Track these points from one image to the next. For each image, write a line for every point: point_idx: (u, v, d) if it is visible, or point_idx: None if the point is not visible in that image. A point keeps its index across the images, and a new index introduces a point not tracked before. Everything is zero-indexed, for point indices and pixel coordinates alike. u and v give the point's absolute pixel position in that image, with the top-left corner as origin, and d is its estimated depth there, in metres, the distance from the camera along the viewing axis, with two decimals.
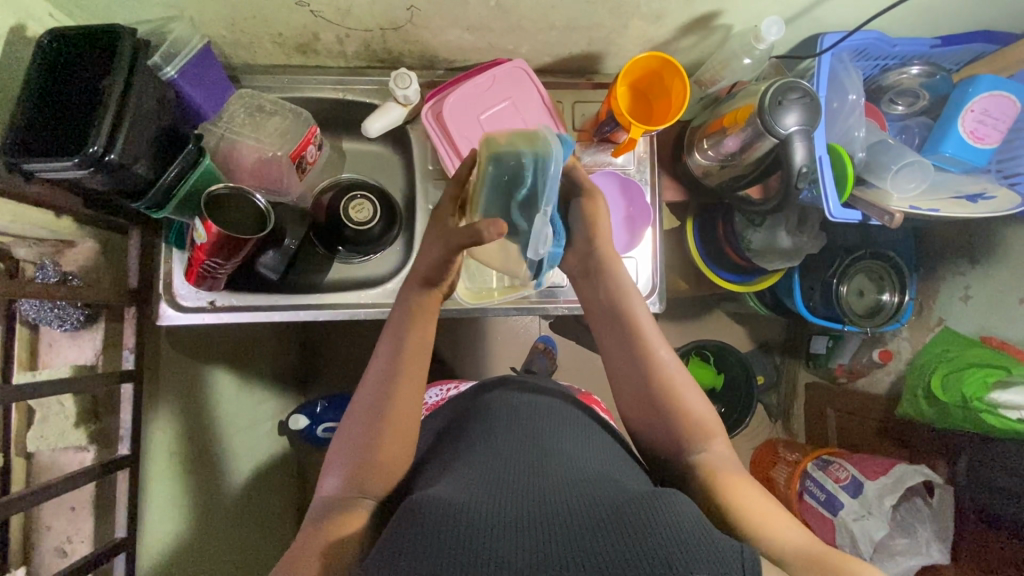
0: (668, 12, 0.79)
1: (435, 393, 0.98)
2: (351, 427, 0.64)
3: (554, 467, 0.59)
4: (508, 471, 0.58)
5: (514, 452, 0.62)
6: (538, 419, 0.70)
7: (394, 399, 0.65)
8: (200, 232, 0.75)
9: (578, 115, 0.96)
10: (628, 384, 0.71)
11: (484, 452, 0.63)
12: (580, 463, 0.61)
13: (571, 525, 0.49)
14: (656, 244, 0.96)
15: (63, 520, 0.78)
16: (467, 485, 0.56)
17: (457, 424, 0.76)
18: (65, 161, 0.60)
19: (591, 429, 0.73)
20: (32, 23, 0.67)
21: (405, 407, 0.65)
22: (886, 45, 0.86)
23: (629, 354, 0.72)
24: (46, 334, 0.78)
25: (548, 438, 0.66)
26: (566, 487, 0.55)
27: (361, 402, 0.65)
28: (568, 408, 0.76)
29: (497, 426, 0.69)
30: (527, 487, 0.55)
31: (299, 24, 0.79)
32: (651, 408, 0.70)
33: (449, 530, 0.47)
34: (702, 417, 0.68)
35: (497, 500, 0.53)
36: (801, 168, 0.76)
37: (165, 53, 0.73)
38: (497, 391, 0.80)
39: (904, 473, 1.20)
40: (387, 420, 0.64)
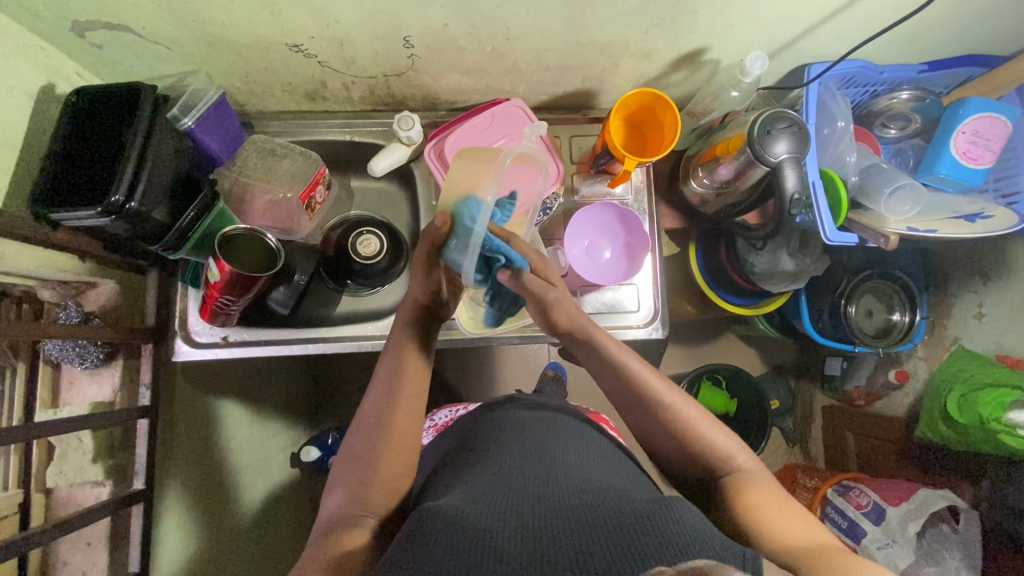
0: (656, 50, 0.82)
1: (445, 414, 0.98)
2: (353, 458, 0.65)
3: (559, 479, 0.60)
4: (512, 483, 0.59)
5: (519, 464, 0.63)
6: (543, 434, 0.71)
7: (395, 430, 0.67)
8: (213, 271, 0.78)
9: (574, 148, 0.99)
10: (634, 404, 0.72)
11: (489, 466, 0.64)
12: (586, 474, 0.62)
13: (574, 532, 0.50)
14: (657, 270, 0.97)
15: (79, 555, 0.80)
16: (475, 497, 0.57)
17: (464, 443, 0.77)
18: (88, 209, 0.64)
19: (602, 445, 0.74)
20: (61, 81, 0.72)
21: (406, 437, 0.67)
22: (872, 73, 0.88)
23: (621, 386, 0.73)
24: (68, 372, 0.82)
25: (555, 451, 0.67)
26: (570, 497, 0.56)
27: (363, 424, 0.68)
28: (578, 423, 0.77)
29: (505, 441, 0.70)
30: (531, 497, 0.56)
31: (308, 73, 0.84)
32: (659, 431, 0.71)
33: (457, 536, 0.49)
34: (707, 431, 0.69)
35: (503, 509, 0.54)
36: (793, 194, 0.77)
37: (183, 105, 0.78)
38: (505, 407, 0.81)
39: (927, 498, 1.17)
40: (385, 441, 0.66)
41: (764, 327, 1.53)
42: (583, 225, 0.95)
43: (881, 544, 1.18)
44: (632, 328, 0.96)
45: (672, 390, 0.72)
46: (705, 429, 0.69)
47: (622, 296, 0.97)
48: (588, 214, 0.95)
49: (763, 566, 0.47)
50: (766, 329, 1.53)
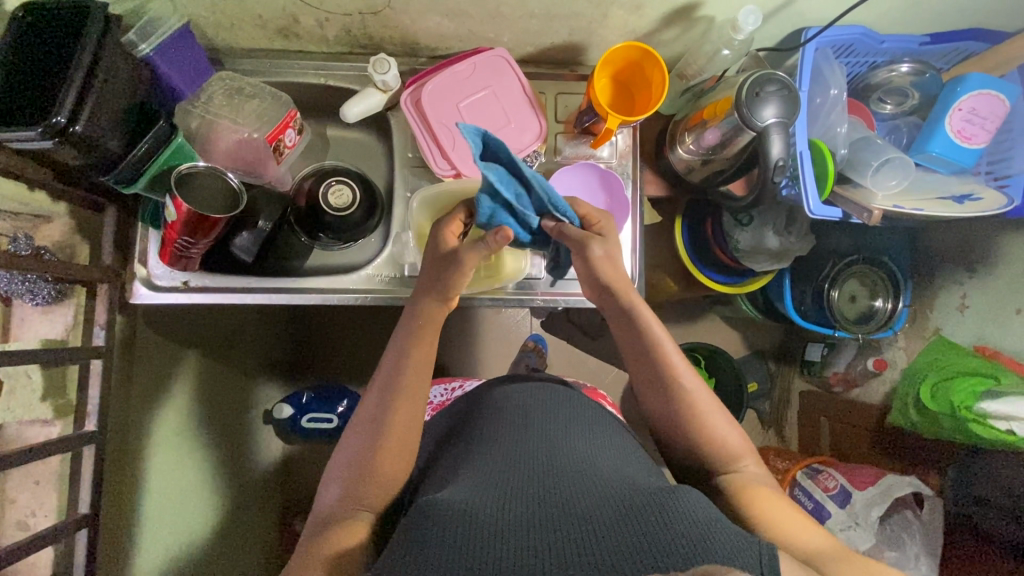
0: (648, 1, 0.78)
1: (441, 393, 0.98)
2: (354, 450, 0.66)
3: (565, 465, 0.59)
4: (519, 469, 0.59)
5: (521, 449, 0.62)
6: (545, 417, 0.69)
7: (397, 416, 0.66)
8: (170, 210, 0.75)
9: (560, 106, 0.95)
10: (649, 388, 0.74)
11: (496, 449, 0.64)
12: (593, 460, 0.61)
13: (585, 523, 0.49)
14: (637, 236, 0.94)
15: (27, 493, 0.78)
16: (477, 486, 0.56)
17: (463, 424, 0.76)
18: (27, 129, 0.60)
19: (607, 424, 0.74)
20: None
21: (414, 418, 0.68)
22: (872, 42, 0.85)
23: (647, 369, 0.74)
24: (18, 310, 0.78)
25: (557, 435, 0.66)
26: (578, 484, 0.55)
27: (363, 418, 0.68)
28: (584, 405, 0.76)
29: (509, 421, 0.69)
30: (538, 484, 0.56)
31: (278, 6, 0.79)
32: (672, 417, 0.73)
33: (462, 532, 0.48)
34: (719, 427, 0.71)
35: (509, 500, 0.53)
36: (777, 162, 0.74)
37: (141, 31, 0.73)
38: (500, 387, 0.80)
39: (893, 483, 1.20)
40: (392, 420, 0.66)
41: (748, 309, 1.52)
42: (563, 187, 0.92)
43: (844, 526, 1.20)
44: None
45: (694, 376, 0.74)
46: (716, 424, 0.72)
47: None
48: (567, 176, 0.92)
49: (779, 561, 0.48)
50: (750, 311, 1.52)
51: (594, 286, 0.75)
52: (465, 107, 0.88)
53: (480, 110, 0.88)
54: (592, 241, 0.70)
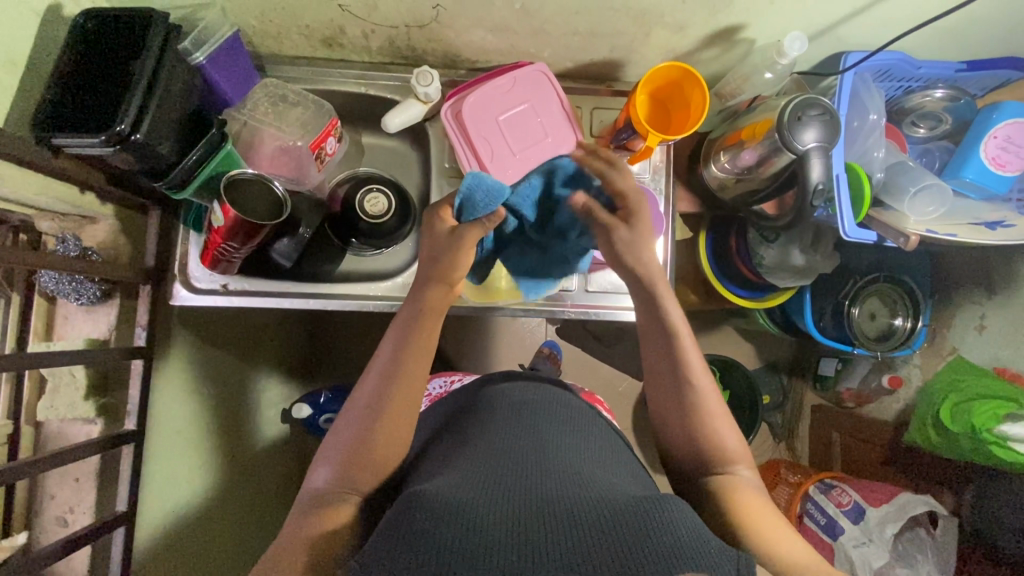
0: (691, 23, 0.79)
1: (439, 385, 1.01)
2: (348, 434, 0.65)
3: (551, 469, 0.59)
4: (508, 467, 0.60)
5: (512, 452, 0.63)
6: (535, 422, 0.70)
7: (395, 405, 0.66)
8: (217, 216, 0.77)
9: (595, 121, 0.97)
10: (662, 383, 0.74)
11: (490, 448, 0.64)
12: (583, 467, 0.62)
13: (566, 524, 0.49)
14: (667, 254, 0.95)
15: (67, 490, 0.80)
16: (466, 482, 0.56)
17: (465, 415, 0.76)
18: (92, 137, 0.62)
19: (595, 431, 0.74)
20: (68, 4, 0.70)
21: (411, 405, 0.68)
22: (910, 66, 0.85)
23: (665, 366, 0.74)
24: (63, 307, 0.81)
25: (547, 441, 0.66)
26: (563, 487, 0.56)
27: (358, 404, 0.67)
28: (574, 411, 0.76)
29: (503, 423, 0.69)
30: (524, 482, 0.56)
31: (327, 17, 0.81)
32: (678, 414, 0.72)
33: (446, 525, 0.48)
34: (722, 431, 0.71)
35: (493, 497, 0.53)
36: (818, 185, 0.75)
37: (195, 40, 0.75)
38: (497, 387, 0.81)
39: (907, 501, 1.21)
40: (390, 410, 0.66)
41: (765, 323, 1.53)
42: None
43: (857, 542, 1.21)
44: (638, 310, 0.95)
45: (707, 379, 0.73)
46: (722, 428, 0.72)
47: None
48: None
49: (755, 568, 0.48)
50: (767, 325, 1.53)
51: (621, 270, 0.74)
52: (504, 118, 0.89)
53: (518, 122, 0.89)
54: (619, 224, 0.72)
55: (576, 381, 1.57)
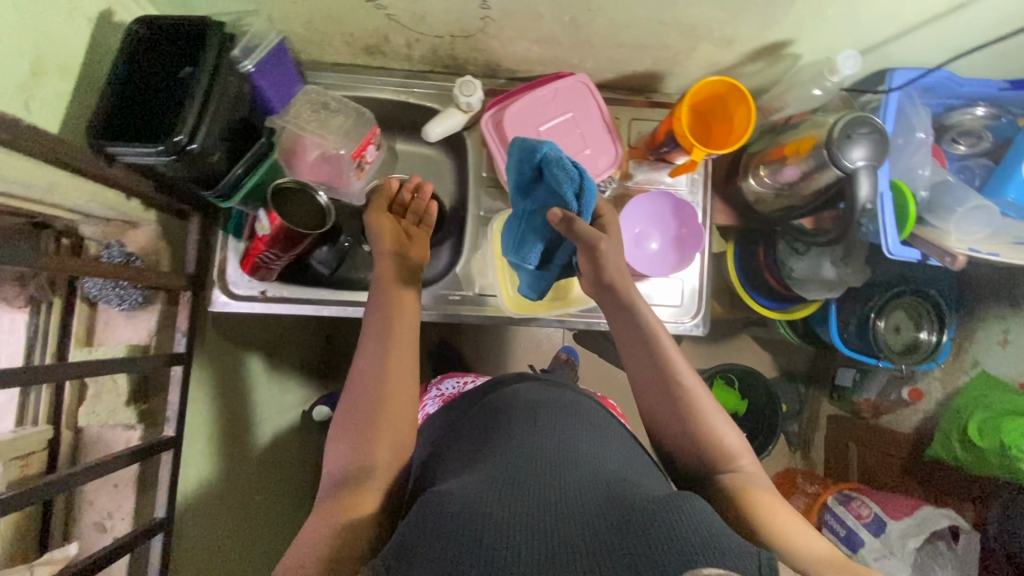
0: (739, 38, 0.79)
1: (451, 385, 1.02)
2: (353, 421, 0.65)
3: (569, 467, 0.58)
4: (526, 462, 0.59)
5: (525, 446, 0.62)
6: (551, 418, 0.69)
7: (392, 385, 0.67)
8: (262, 223, 0.77)
9: (633, 132, 0.97)
10: (650, 387, 0.73)
11: (500, 446, 0.63)
12: (598, 462, 0.61)
13: (586, 528, 0.48)
14: (705, 267, 0.96)
15: (105, 496, 0.80)
16: (484, 480, 0.56)
17: (464, 423, 0.76)
18: (152, 148, 0.62)
19: (613, 431, 0.73)
20: (119, 9, 0.69)
21: (405, 383, 0.69)
22: (954, 85, 0.86)
23: (649, 370, 0.74)
24: (104, 312, 0.80)
25: (565, 437, 0.65)
26: (582, 488, 0.54)
27: (354, 388, 0.68)
28: (588, 408, 0.75)
29: (518, 420, 0.68)
30: (540, 478, 0.56)
31: (373, 26, 0.80)
32: (671, 416, 0.71)
33: (467, 525, 0.48)
34: (720, 428, 0.71)
35: (513, 495, 0.52)
36: (866, 204, 0.75)
37: (244, 47, 0.74)
38: (509, 386, 0.80)
39: (930, 516, 1.20)
40: (387, 390, 0.67)
41: (786, 333, 1.52)
42: (637, 214, 0.93)
43: (879, 555, 1.21)
44: (678, 322, 0.96)
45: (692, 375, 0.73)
46: (720, 425, 0.71)
47: (666, 290, 0.97)
48: (641, 204, 0.92)
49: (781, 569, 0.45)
50: (788, 335, 1.53)
51: (596, 283, 0.76)
52: (546, 130, 0.88)
53: (560, 133, 0.89)
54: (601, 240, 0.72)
55: (594, 387, 1.57)
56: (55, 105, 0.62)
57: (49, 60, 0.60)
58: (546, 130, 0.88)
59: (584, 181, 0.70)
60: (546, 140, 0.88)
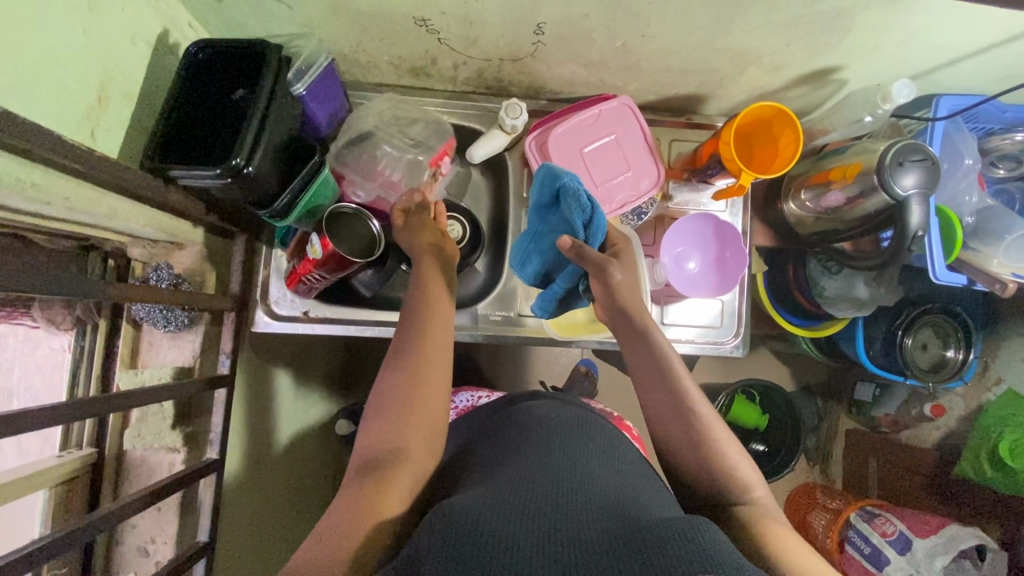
0: (788, 64, 0.79)
1: (466, 398, 1.00)
2: (387, 414, 0.64)
3: (581, 487, 0.57)
4: (539, 482, 0.57)
5: (541, 468, 0.60)
6: (563, 435, 0.67)
7: (427, 385, 0.66)
8: (313, 247, 0.75)
9: (675, 152, 0.97)
10: (662, 408, 0.71)
11: (515, 464, 0.61)
12: (614, 481, 0.60)
13: (597, 552, 0.47)
14: (743, 288, 0.96)
15: (148, 520, 0.79)
16: (497, 499, 0.54)
17: (475, 437, 0.74)
18: (209, 170, 0.61)
19: (625, 450, 0.71)
20: (175, 32, 0.69)
21: (440, 383, 0.67)
22: (997, 110, 0.86)
23: (662, 389, 0.71)
24: (149, 334, 0.80)
25: (579, 456, 0.63)
26: (595, 509, 0.53)
27: (386, 383, 0.66)
28: (598, 423, 0.73)
29: (528, 437, 0.67)
30: (554, 500, 0.54)
31: (422, 49, 0.80)
32: (686, 438, 0.69)
33: (484, 546, 0.46)
34: (734, 457, 0.68)
35: (527, 517, 0.51)
36: (916, 231, 0.75)
37: (297, 70, 0.74)
38: (524, 402, 0.77)
39: (956, 535, 1.19)
40: (424, 388, 0.66)
41: (809, 348, 1.52)
42: (679, 235, 0.93)
43: None
44: (717, 343, 0.96)
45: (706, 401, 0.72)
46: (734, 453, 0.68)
47: (706, 311, 0.97)
48: (684, 225, 0.92)
49: None
50: (811, 350, 1.53)
51: (610, 307, 0.75)
52: (589, 150, 0.88)
53: (603, 154, 0.89)
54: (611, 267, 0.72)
55: (616, 403, 1.56)
56: (116, 130, 0.62)
57: (113, 85, 0.60)
58: (589, 150, 0.89)
59: (594, 215, 0.72)
60: (590, 160, 0.89)
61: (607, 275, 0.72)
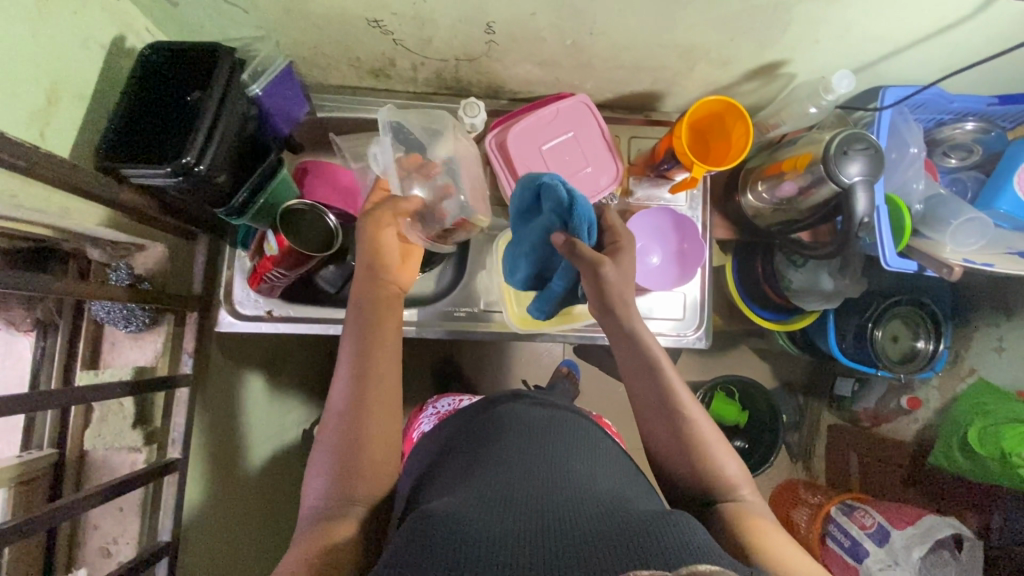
0: (736, 59, 0.81)
1: (447, 402, 1.00)
2: (332, 447, 0.64)
3: (561, 488, 0.56)
4: (518, 484, 0.57)
5: (520, 471, 0.59)
6: (544, 440, 0.67)
7: (371, 418, 0.65)
8: (271, 244, 0.78)
9: (634, 149, 0.99)
10: (652, 409, 0.71)
11: (498, 465, 0.61)
12: (592, 484, 0.59)
13: (576, 538, 0.47)
14: (705, 282, 0.98)
15: (110, 520, 0.79)
16: (478, 499, 0.54)
17: (459, 437, 0.74)
18: (158, 168, 0.62)
19: (611, 455, 0.71)
20: (131, 36, 0.71)
21: (390, 410, 0.67)
22: (944, 101, 0.87)
23: (653, 391, 0.72)
24: (110, 334, 0.80)
25: (558, 458, 0.63)
26: (576, 506, 0.53)
27: (332, 416, 0.66)
28: (584, 427, 0.74)
29: (512, 440, 0.67)
30: (534, 502, 0.53)
31: (379, 51, 0.82)
32: (672, 435, 0.70)
33: (460, 540, 0.46)
34: (721, 456, 0.68)
35: (506, 514, 0.51)
36: (863, 218, 0.77)
37: (252, 71, 0.76)
38: (508, 408, 0.78)
39: (932, 525, 1.19)
40: (367, 418, 0.65)
41: (786, 344, 1.53)
42: (639, 229, 0.94)
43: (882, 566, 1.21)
44: (680, 335, 0.98)
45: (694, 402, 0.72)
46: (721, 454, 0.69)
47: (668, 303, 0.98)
48: (644, 219, 0.94)
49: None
50: (788, 346, 1.54)
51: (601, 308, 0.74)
52: (546, 151, 0.90)
53: (558, 155, 0.90)
54: (604, 263, 0.70)
55: (597, 402, 1.57)
56: (68, 130, 0.63)
57: (63, 87, 0.61)
58: (545, 151, 0.90)
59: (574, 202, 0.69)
60: (545, 161, 0.90)
61: (599, 273, 0.70)
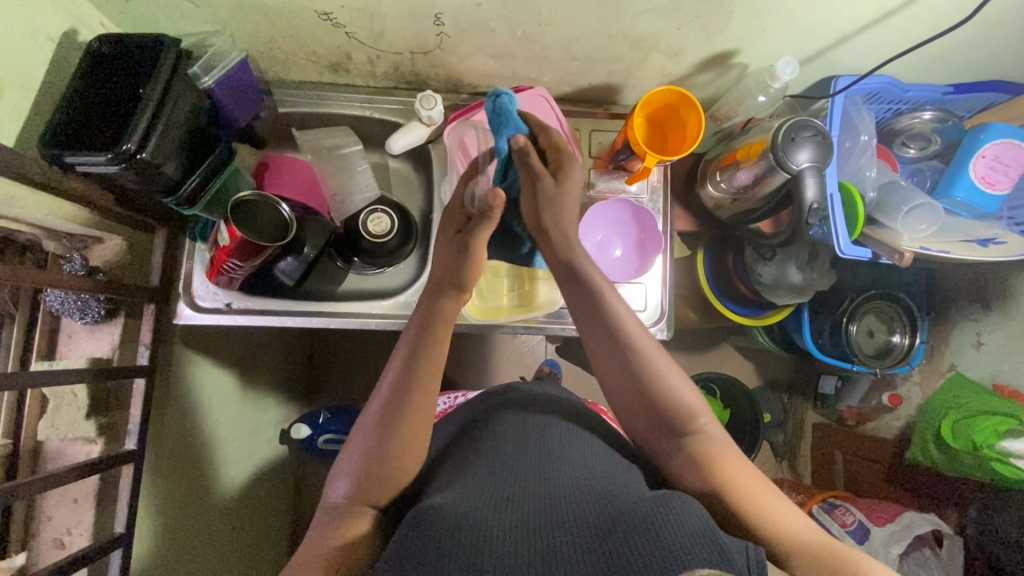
0: (685, 49, 0.82)
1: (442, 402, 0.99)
2: (359, 448, 0.60)
3: (560, 475, 0.56)
4: (515, 472, 0.56)
5: (518, 457, 0.59)
6: (542, 428, 0.65)
7: (406, 420, 0.60)
8: (223, 234, 0.77)
9: (595, 142, 0.99)
10: (606, 360, 0.66)
11: (492, 454, 0.60)
12: (593, 470, 0.58)
13: (574, 533, 0.46)
14: (665, 271, 0.97)
15: (65, 511, 0.79)
16: (474, 491, 0.53)
17: (462, 432, 0.73)
18: (99, 155, 0.63)
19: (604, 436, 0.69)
20: (84, 29, 0.72)
21: (426, 408, 0.62)
22: (898, 90, 0.87)
23: (604, 345, 0.66)
24: (66, 326, 0.81)
25: (559, 445, 0.62)
26: (575, 494, 0.52)
27: (368, 418, 0.61)
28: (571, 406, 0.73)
29: (507, 431, 0.65)
30: (536, 490, 0.53)
31: (334, 44, 0.83)
32: (631, 387, 0.65)
33: (455, 537, 0.45)
34: (680, 389, 0.64)
35: (505, 507, 0.50)
36: (812, 204, 0.77)
37: (206, 64, 0.77)
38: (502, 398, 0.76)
39: (911, 521, 1.18)
40: (400, 420, 0.60)
41: (766, 341, 1.50)
42: (598, 220, 0.95)
43: None
44: None
45: (654, 345, 0.66)
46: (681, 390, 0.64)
47: (629, 295, 0.96)
48: (602, 209, 0.94)
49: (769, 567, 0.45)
50: (766, 342, 1.50)
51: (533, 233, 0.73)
52: None
53: None
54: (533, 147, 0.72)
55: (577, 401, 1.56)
56: (14, 120, 0.64)
57: (9, 78, 0.62)
58: None
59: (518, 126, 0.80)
60: None
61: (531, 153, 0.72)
